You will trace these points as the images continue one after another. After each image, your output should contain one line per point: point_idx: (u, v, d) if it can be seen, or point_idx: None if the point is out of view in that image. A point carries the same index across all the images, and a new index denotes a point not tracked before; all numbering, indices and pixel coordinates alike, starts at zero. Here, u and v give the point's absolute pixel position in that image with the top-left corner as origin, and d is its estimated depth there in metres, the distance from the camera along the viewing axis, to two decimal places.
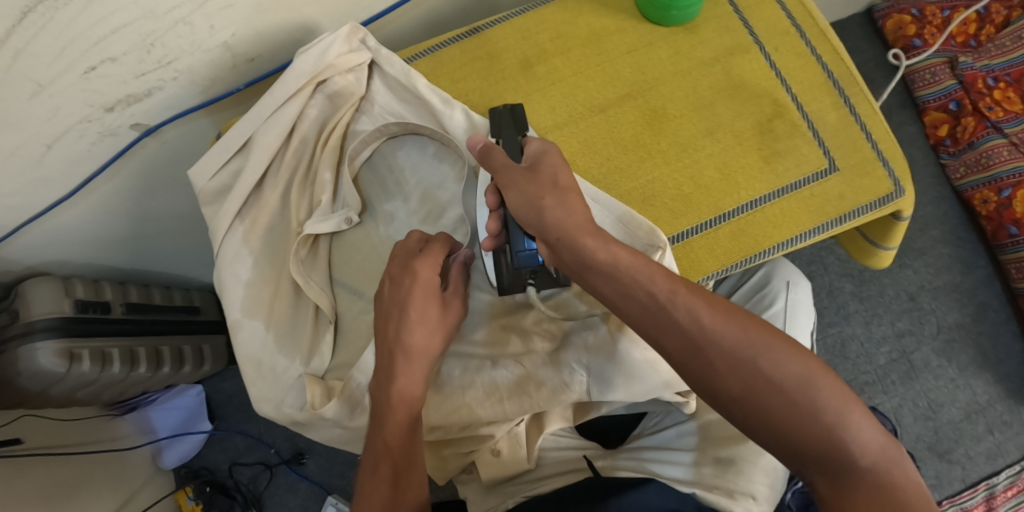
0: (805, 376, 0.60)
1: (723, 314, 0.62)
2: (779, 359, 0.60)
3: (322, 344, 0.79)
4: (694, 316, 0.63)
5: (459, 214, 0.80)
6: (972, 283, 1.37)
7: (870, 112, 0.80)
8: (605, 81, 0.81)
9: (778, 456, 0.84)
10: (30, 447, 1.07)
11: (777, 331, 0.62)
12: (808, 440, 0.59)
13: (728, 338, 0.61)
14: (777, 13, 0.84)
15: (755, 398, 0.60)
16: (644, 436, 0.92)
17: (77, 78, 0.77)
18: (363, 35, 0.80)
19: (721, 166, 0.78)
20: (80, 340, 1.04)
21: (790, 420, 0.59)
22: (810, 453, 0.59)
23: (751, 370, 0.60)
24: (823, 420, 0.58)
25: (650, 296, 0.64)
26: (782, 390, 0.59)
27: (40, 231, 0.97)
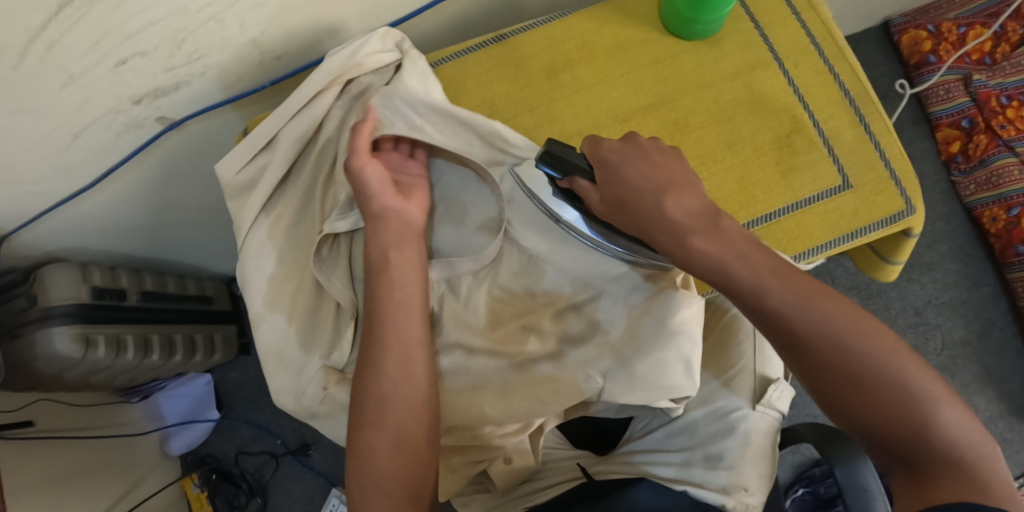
0: (904, 374, 0.60)
1: (820, 306, 0.62)
2: (874, 352, 0.61)
3: (342, 338, 0.79)
4: (794, 307, 0.62)
5: (485, 214, 0.79)
6: (978, 299, 1.38)
7: (884, 131, 0.81)
8: (627, 91, 0.82)
9: (764, 446, 0.88)
10: (41, 429, 1.09)
11: (880, 324, 0.62)
12: (899, 427, 0.60)
13: (827, 328, 0.61)
14: (798, 31, 0.84)
15: (855, 389, 0.61)
16: (633, 440, 0.92)
17: (108, 71, 0.78)
18: (397, 37, 0.81)
19: (739, 179, 0.79)
20: (96, 326, 1.05)
21: (890, 409, 0.60)
22: (893, 441, 0.60)
23: (852, 363, 0.61)
24: (915, 413, 0.59)
25: (737, 285, 0.63)
26: (879, 385, 0.60)
27: (61, 218, 0.98)
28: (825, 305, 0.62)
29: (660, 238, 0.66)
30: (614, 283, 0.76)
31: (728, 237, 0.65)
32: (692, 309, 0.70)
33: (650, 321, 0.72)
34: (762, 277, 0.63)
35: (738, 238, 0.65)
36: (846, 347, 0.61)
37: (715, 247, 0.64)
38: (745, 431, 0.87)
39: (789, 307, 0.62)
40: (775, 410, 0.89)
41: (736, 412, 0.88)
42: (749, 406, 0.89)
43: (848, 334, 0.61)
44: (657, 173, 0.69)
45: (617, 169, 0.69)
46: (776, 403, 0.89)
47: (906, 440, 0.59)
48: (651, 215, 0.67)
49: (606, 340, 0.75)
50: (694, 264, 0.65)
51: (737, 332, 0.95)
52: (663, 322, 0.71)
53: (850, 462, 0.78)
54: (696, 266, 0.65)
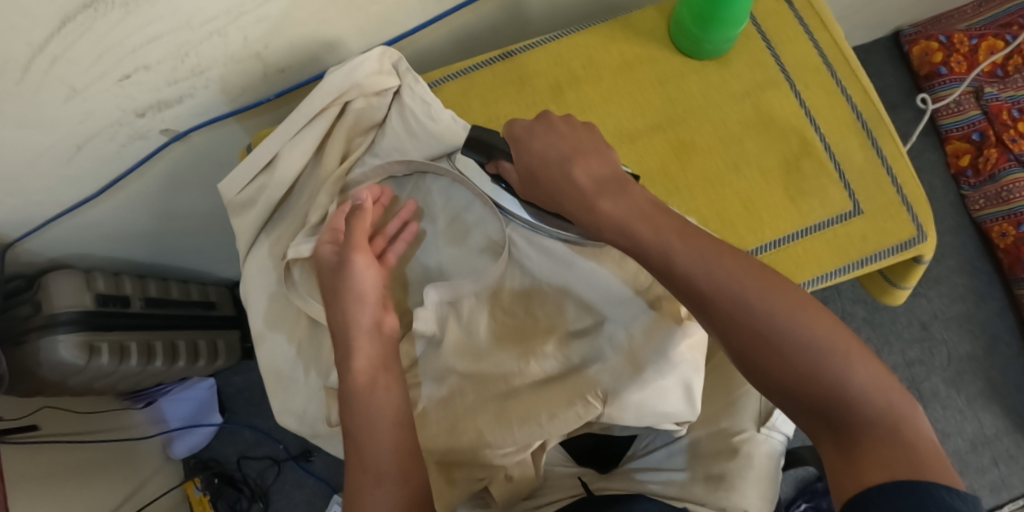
0: (812, 332, 0.59)
1: (728, 270, 0.61)
2: (782, 315, 0.59)
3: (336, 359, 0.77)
4: (703, 272, 0.61)
5: (487, 233, 0.79)
6: (985, 314, 1.37)
7: (897, 155, 0.81)
8: (635, 111, 0.82)
9: (766, 469, 0.86)
10: (45, 434, 1.09)
11: (788, 286, 0.61)
12: (814, 386, 0.58)
13: (736, 293, 0.60)
14: (809, 50, 0.84)
15: (768, 353, 0.59)
16: (636, 457, 0.92)
17: (111, 85, 0.78)
18: (395, 58, 0.81)
19: (747, 203, 0.78)
20: (99, 333, 1.05)
21: (803, 368, 0.58)
22: (811, 404, 0.59)
23: (760, 323, 0.59)
24: (829, 376, 0.58)
25: (645, 250, 0.64)
26: (792, 349, 0.59)
27: (66, 226, 0.98)
28: (731, 264, 0.61)
29: (569, 204, 0.69)
30: (620, 307, 0.75)
31: (634, 200, 0.67)
32: (690, 340, 0.73)
33: (652, 350, 0.73)
34: (668, 240, 0.63)
35: (643, 202, 0.67)
36: (756, 309, 0.60)
37: (625, 215, 0.65)
38: (749, 453, 0.86)
39: (698, 269, 0.61)
40: (779, 433, 0.89)
41: (739, 434, 0.88)
42: (753, 430, 0.89)
43: (755, 293, 0.60)
44: (563, 142, 0.72)
45: (528, 141, 0.73)
46: (780, 427, 0.89)
47: (822, 403, 0.58)
48: (558, 183, 0.70)
49: (608, 363, 0.74)
50: (600, 230, 0.67)
51: None
52: (672, 346, 0.73)
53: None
54: (605, 231, 0.66)
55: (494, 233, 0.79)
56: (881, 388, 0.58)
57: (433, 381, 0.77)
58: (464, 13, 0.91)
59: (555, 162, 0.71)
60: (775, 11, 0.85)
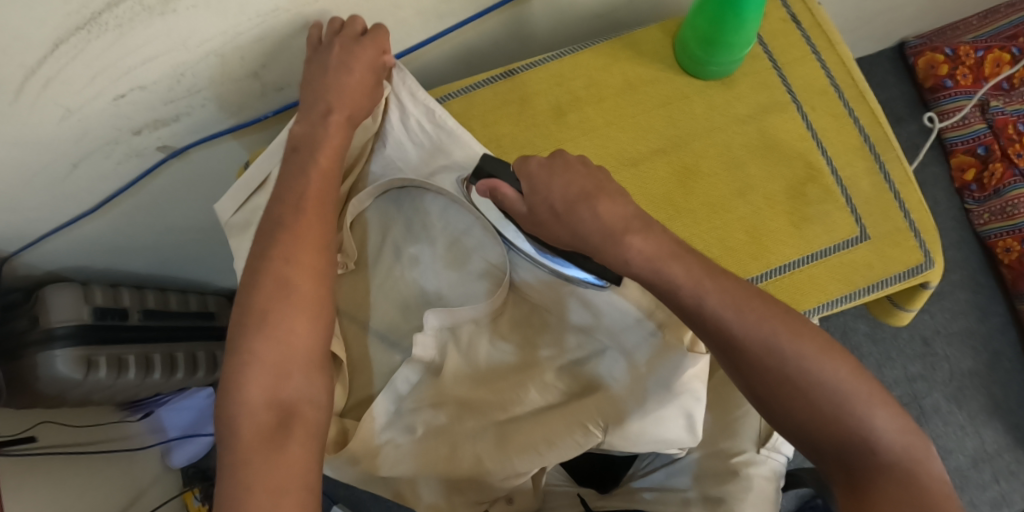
0: (837, 379, 0.63)
1: (756, 317, 0.63)
2: (810, 363, 0.63)
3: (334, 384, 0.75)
4: (735, 318, 0.63)
5: (486, 257, 0.78)
6: (988, 330, 1.37)
7: (904, 180, 0.81)
8: (639, 134, 0.81)
9: (767, 491, 0.84)
10: (44, 445, 1.09)
11: (814, 332, 0.64)
12: (839, 431, 0.62)
13: (768, 339, 0.63)
14: (816, 72, 0.83)
15: (798, 402, 0.63)
16: (636, 478, 0.93)
17: (106, 104, 0.77)
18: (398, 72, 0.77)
19: (751, 229, 0.78)
20: (98, 347, 1.05)
21: (830, 414, 0.62)
22: (832, 448, 0.63)
23: (794, 369, 0.63)
24: (852, 422, 0.62)
25: (678, 297, 0.64)
26: (819, 396, 0.62)
27: (63, 240, 0.98)
28: (768, 317, 0.64)
29: (596, 243, 0.65)
30: (620, 335, 0.73)
31: (664, 240, 0.66)
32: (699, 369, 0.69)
33: (656, 382, 0.71)
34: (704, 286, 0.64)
35: (672, 240, 0.66)
36: (785, 357, 0.63)
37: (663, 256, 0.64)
38: (748, 475, 0.85)
39: (737, 317, 0.63)
40: (782, 454, 0.87)
41: (739, 455, 0.87)
42: (754, 451, 0.87)
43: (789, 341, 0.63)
44: (582, 180, 0.67)
45: (543, 179, 0.67)
46: (783, 448, 0.87)
47: (843, 447, 0.63)
48: (584, 222, 0.65)
49: (613, 393, 0.74)
50: (630, 267, 0.65)
51: None
52: (673, 377, 0.69)
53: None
54: (632, 268, 0.65)
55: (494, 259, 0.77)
56: (896, 432, 0.63)
57: (431, 409, 0.76)
58: (466, 30, 0.90)
59: (570, 206, 0.66)
60: (782, 31, 0.84)
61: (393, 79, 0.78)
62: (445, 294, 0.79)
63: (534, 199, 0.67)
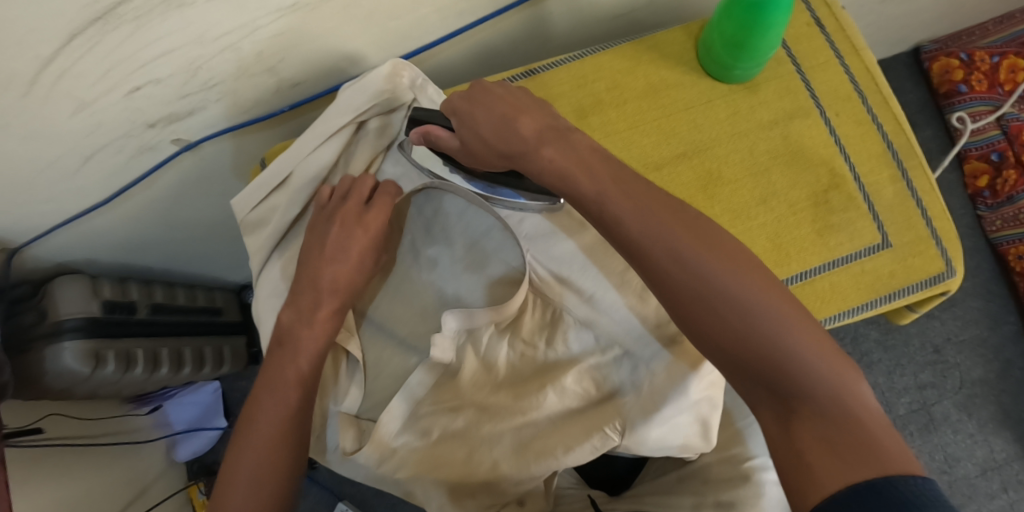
0: (743, 290, 0.59)
1: (658, 224, 0.62)
2: (715, 271, 0.60)
3: (350, 384, 0.76)
4: (637, 226, 0.62)
5: (505, 260, 0.77)
6: (999, 339, 1.36)
7: (927, 188, 0.80)
8: (661, 138, 0.80)
9: (778, 497, 0.83)
10: (50, 438, 1.08)
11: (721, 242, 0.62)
12: (750, 348, 0.59)
13: (668, 246, 0.61)
14: (840, 77, 0.82)
15: (703, 310, 0.60)
16: (647, 481, 0.91)
17: (120, 98, 0.76)
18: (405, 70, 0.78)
19: (773, 236, 0.77)
20: (106, 341, 1.04)
21: (744, 333, 0.59)
22: (749, 368, 0.59)
23: (702, 281, 0.60)
24: (764, 338, 0.58)
25: (583, 204, 0.65)
26: (725, 306, 0.59)
27: (72, 233, 0.97)
28: (678, 229, 0.62)
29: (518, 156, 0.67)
30: (640, 340, 0.73)
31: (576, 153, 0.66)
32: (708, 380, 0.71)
33: (675, 388, 0.70)
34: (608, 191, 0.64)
35: (585, 150, 0.66)
36: (688, 262, 0.61)
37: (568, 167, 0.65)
38: (760, 480, 0.83)
39: (641, 226, 0.62)
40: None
41: (752, 461, 0.85)
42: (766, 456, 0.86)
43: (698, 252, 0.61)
44: (503, 105, 0.68)
45: (467, 110, 0.69)
46: None
47: (760, 366, 0.59)
48: (504, 142, 0.67)
49: (631, 399, 0.72)
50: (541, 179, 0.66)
51: None
52: (697, 383, 0.70)
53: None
54: (547, 177, 0.66)
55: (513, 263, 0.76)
56: (826, 359, 0.58)
57: (450, 413, 0.75)
58: (485, 28, 0.89)
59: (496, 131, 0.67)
60: (806, 35, 0.83)
61: (406, 73, 0.79)
62: (461, 297, 0.78)
63: (465, 133, 0.69)
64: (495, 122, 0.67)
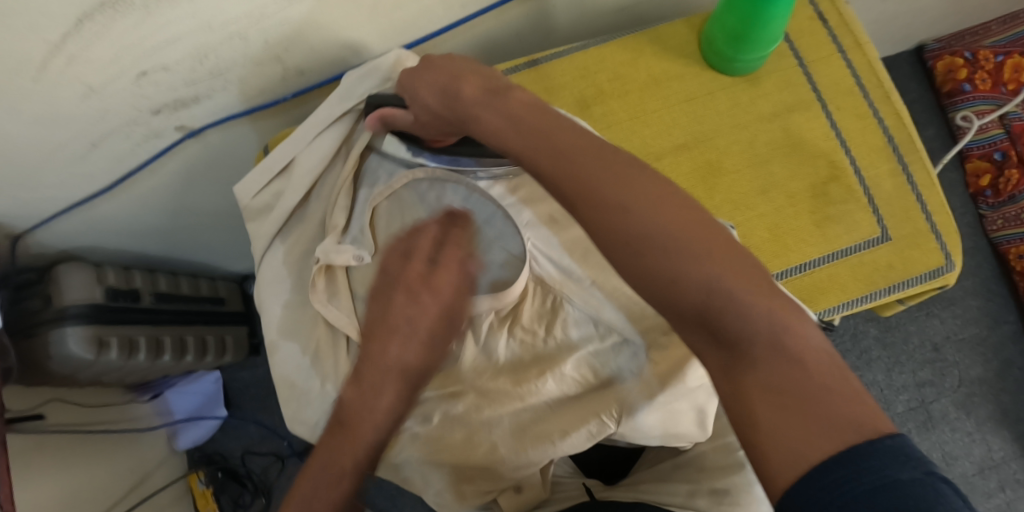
0: (678, 234, 0.57)
1: (591, 167, 0.60)
2: (645, 212, 0.58)
3: (349, 369, 0.77)
4: (566, 170, 0.60)
5: (506, 248, 0.78)
6: (999, 338, 1.36)
7: (927, 182, 0.80)
8: (663, 129, 0.80)
9: None
10: (53, 424, 1.08)
11: (653, 183, 0.60)
12: (688, 293, 0.57)
13: (602, 188, 0.59)
14: (841, 71, 0.83)
15: (638, 252, 0.58)
16: (642, 469, 0.92)
17: (128, 84, 0.77)
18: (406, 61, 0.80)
19: (773, 227, 0.78)
20: (109, 327, 1.04)
21: (675, 279, 0.57)
22: (688, 312, 0.57)
23: (635, 230, 0.58)
24: (704, 283, 0.56)
25: (521, 151, 0.63)
26: (659, 250, 0.57)
27: (78, 219, 0.97)
28: (618, 178, 0.60)
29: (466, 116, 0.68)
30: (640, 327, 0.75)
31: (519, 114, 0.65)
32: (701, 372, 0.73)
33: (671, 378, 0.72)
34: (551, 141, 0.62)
35: (518, 106, 0.65)
36: (621, 205, 0.59)
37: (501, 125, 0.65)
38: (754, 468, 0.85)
39: (579, 170, 0.60)
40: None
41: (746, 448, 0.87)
42: None
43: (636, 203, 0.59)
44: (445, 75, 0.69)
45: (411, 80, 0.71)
46: None
47: (701, 311, 0.56)
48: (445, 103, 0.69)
49: (628, 387, 0.74)
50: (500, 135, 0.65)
51: None
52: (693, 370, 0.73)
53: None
54: (491, 134, 0.65)
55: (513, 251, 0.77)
56: (766, 307, 0.56)
57: (451, 398, 0.77)
58: (488, 19, 0.89)
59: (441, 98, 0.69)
60: (808, 29, 0.83)
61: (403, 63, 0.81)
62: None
63: (416, 106, 0.73)
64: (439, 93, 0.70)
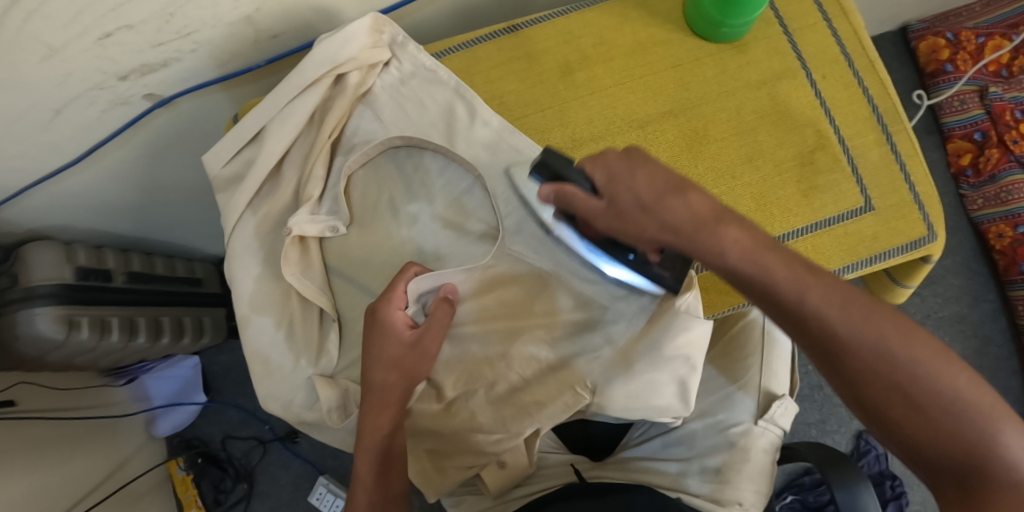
0: (956, 388, 0.58)
1: (862, 321, 0.60)
2: (923, 371, 0.58)
3: (329, 342, 0.77)
4: (838, 316, 0.61)
5: (484, 219, 0.76)
6: (978, 316, 1.37)
7: (911, 151, 0.79)
8: (646, 95, 0.78)
9: (763, 464, 0.85)
10: (25, 410, 1.05)
11: (927, 338, 0.60)
12: (956, 447, 0.57)
13: (875, 345, 0.60)
14: (828, 39, 0.81)
15: (906, 405, 0.59)
16: (630, 446, 0.91)
17: (92, 45, 0.74)
18: (387, 26, 0.77)
19: (758, 196, 0.76)
20: (80, 307, 1.01)
21: (931, 434, 0.58)
22: (947, 465, 0.58)
23: (905, 385, 0.59)
24: (969, 438, 0.57)
25: (780, 299, 0.62)
26: (938, 405, 0.58)
27: (44, 195, 0.94)
28: (821, 294, 0.61)
29: (684, 231, 0.64)
30: (622, 297, 0.75)
31: (756, 230, 0.64)
32: (679, 340, 0.72)
33: (645, 348, 0.73)
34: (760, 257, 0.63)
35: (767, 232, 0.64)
36: (885, 358, 0.59)
37: (737, 253, 0.63)
38: (745, 446, 0.85)
39: (810, 307, 0.61)
40: (777, 426, 0.87)
41: (737, 427, 0.87)
42: (751, 422, 0.87)
43: (837, 317, 0.61)
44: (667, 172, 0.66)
45: (623, 168, 0.66)
46: (779, 420, 0.87)
47: (960, 463, 0.57)
48: (675, 213, 0.64)
49: (601, 357, 0.74)
50: (726, 258, 0.63)
51: (745, 345, 0.93)
52: (671, 341, 0.72)
53: (852, 487, 0.82)
54: (733, 274, 0.64)
55: (489, 223, 0.76)
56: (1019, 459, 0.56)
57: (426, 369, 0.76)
58: None
59: (654, 204, 0.64)
60: None
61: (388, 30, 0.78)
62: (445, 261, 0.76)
63: (613, 189, 0.66)
64: (655, 194, 0.64)
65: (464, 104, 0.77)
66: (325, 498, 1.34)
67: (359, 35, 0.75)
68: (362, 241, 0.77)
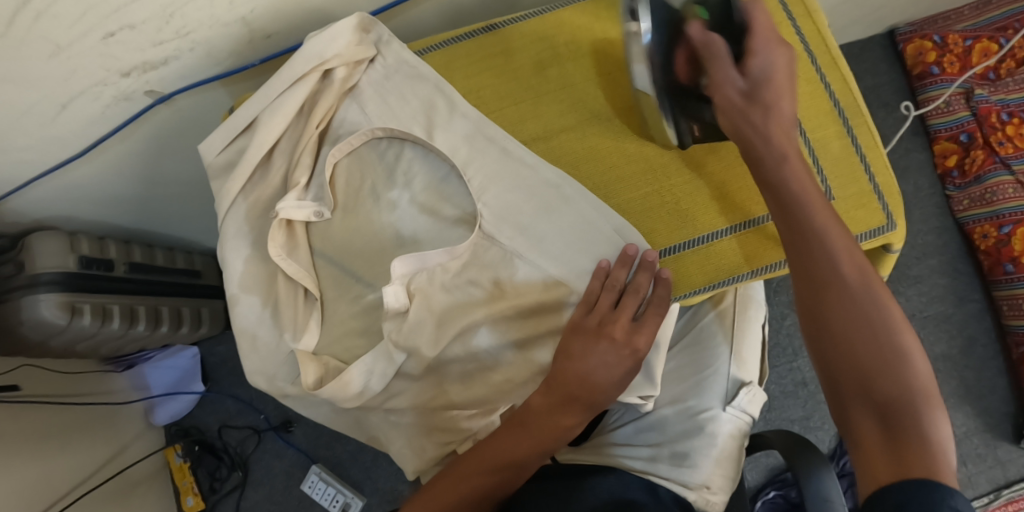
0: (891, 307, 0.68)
1: (831, 219, 0.72)
2: (869, 279, 0.70)
3: (311, 321, 0.80)
4: (818, 206, 0.72)
5: (460, 208, 0.80)
6: (964, 315, 1.39)
7: (871, 144, 0.82)
8: (616, 90, 0.83)
9: (731, 448, 0.89)
10: (27, 394, 1.09)
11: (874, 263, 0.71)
12: (882, 349, 0.67)
13: (835, 241, 0.71)
14: (792, 38, 0.85)
15: (848, 300, 0.69)
16: (606, 432, 0.94)
17: (96, 43, 0.79)
18: (372, 26, 0.82)
19: (720, 184, 0.81)
20: (82, 295, 1.05)
21: (859, 335, 0.68)
22: (864, 358, 0.67)
23: (851, 282, 0.69)
24: (892, 344, 0.67)
25: (773, 174, 0.74)
26: (872, 304, 0.68)
27: (51, 186, 0.99)
28: (809, 189, 0.73)
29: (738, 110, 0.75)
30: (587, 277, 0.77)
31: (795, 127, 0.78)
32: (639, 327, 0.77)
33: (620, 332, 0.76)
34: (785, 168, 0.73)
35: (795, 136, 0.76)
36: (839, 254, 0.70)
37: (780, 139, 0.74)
38: (714, 432, 0.89)
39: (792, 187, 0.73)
40: (746, 414, 0.90)
41: (706, 412, 0.90)
42: (719, 408, 0.90)
43: (825, 227, 0.72)
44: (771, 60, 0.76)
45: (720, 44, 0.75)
46: (747, 408, 0.90)
47: (869, 363, 0.67)
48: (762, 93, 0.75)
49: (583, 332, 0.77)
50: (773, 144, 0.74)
51: (717, 334, 0.96)
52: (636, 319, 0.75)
53: (815, 473, 0.85)
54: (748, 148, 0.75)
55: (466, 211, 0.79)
56: (921, 376, 0.66)
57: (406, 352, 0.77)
58: None
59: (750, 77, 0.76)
60: None
61: (372, 30, 0.83)
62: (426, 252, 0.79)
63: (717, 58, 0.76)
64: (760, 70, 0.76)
65: (445, 99, 0.82)
66: (317, 487, 1.37)
67: (344, 33, 0.80)
68: (347, 226, 0.81)
